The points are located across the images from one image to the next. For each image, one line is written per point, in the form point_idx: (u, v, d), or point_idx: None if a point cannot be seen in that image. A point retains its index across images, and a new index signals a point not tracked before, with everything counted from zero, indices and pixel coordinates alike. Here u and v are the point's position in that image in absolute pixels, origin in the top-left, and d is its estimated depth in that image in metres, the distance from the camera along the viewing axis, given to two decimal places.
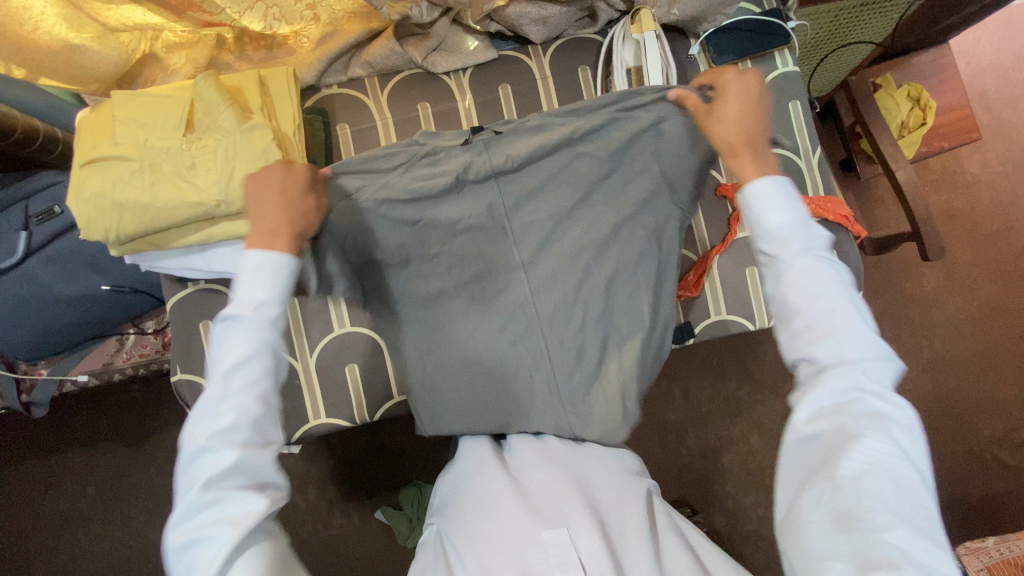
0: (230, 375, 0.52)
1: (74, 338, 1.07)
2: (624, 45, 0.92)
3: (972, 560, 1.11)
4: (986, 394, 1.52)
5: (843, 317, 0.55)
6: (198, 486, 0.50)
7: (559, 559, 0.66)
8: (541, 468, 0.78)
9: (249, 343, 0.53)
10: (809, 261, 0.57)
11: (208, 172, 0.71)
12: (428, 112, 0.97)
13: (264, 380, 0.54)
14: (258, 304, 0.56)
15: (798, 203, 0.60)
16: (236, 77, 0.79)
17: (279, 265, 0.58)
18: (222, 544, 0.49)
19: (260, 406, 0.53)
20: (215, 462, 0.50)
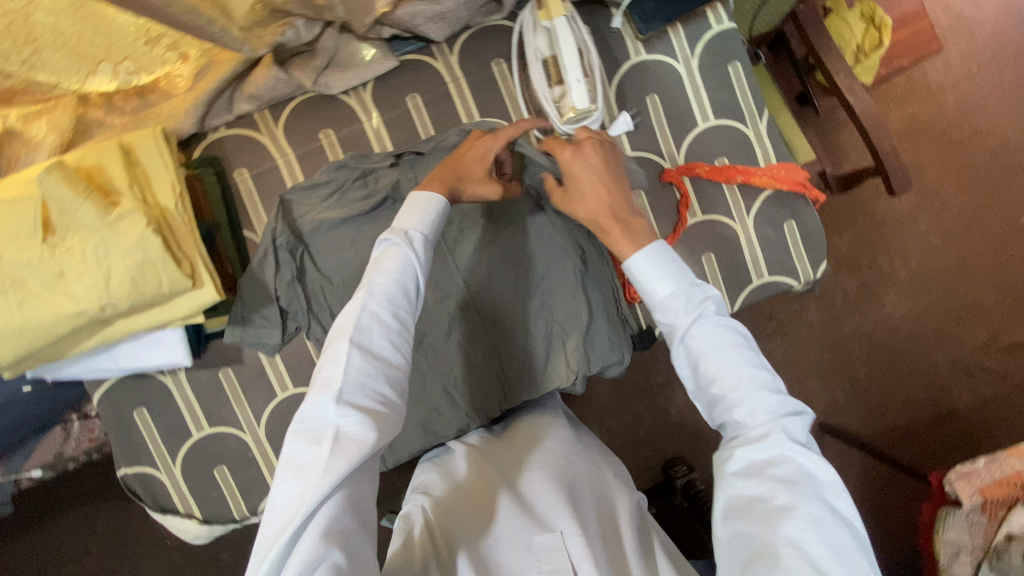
0: (379, 288, 0.55)
1: (17, 437, 0.99)
2: (536, 34, 0.81)
3: (965, 487, 1.05)
4: (965, 305, 1.50)
5: (753, 382, 0.55)
6: (334, 386, 0.49)
7: (550, 568, 0.57)
8: (544, 459, 0.70)
9: (405, 260, 0.58)
10: (706, 328, 0.58)
11: (81, 279, 0.63)
12: (332, 140, 0.87)
13: (411, 300, 0.57)
14: (409, 229, 0.61)
15: (679, 267, 0.62)
16: (94, 153, 0.68)
17: (434, 198, 0.64)
18: (352, 445, 0.47)
19: (402, 324, 0.55)
20: (353, 366, 0.50)
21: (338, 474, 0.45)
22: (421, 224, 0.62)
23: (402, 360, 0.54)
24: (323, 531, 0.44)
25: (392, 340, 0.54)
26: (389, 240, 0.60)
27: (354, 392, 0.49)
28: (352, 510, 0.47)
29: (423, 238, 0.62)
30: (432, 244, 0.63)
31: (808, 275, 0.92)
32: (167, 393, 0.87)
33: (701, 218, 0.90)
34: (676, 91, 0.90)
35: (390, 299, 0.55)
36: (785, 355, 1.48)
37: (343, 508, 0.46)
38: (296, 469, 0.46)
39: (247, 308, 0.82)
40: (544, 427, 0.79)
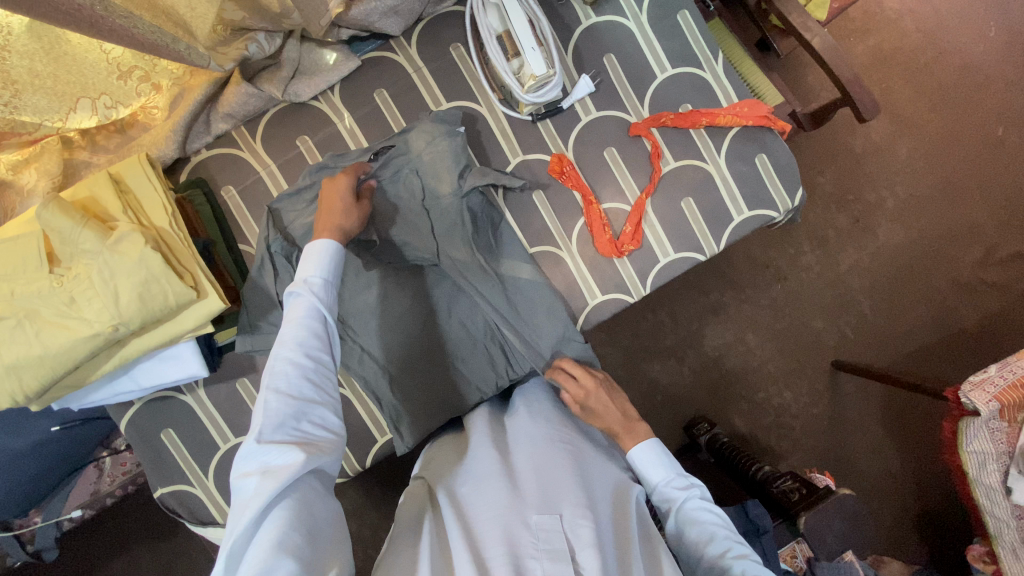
0: (289, 337, 0.62)
1: (51, 478, 1.02)
2: (486, 11, 0.83)
3: (980, 395, 1.09)
4: (956, 222, 1.51)
5: (735, 550, 0.68)
6: (255, 430, 0.55)
7: (549, 547, 0.61)
8: (544, 444, 0.75)
9: (309, 306, 0.65)
10: (694, 507, 0.74)
11: (91, 302, 0.67)
12: (310, 145, 0.90)
13: (321, 338, 0.64)
14: (309, 278, 0.68)
15: (669, 460, 0.80)
16: (86, 186, 0.72)
17: (325, 246, 0.72)
18: (279, 473, 0.53)
19: (310, 359, 0.61)
20: (272, 409, 0.56)
21: (268, 493, 0.51)
22: (319, 271, 0.69)
23: (320, 393, 0.60)
24: (274, 545, 0.49)
25: (309, 379, 0.60)
26: (298, 292, 0.67)
27: (274, 430, 0.55)
28: (297, 524, 0.52)
29: (322, 282, 0.69)
30: (333, 287, 0.70)
31: (787, 204, 0.94)
32: (190, 412, 0.90)
33: (675, 166, 0.93)
34: (631, 48, 0.93)
35: (301, 342, 0.62)
36: (788, 298, 1.50)
37: (290, 524, 0.51)
38: (237, 505, 0.53)
39: (257, 317, 0.86)
40: (530, 413, 0.83)
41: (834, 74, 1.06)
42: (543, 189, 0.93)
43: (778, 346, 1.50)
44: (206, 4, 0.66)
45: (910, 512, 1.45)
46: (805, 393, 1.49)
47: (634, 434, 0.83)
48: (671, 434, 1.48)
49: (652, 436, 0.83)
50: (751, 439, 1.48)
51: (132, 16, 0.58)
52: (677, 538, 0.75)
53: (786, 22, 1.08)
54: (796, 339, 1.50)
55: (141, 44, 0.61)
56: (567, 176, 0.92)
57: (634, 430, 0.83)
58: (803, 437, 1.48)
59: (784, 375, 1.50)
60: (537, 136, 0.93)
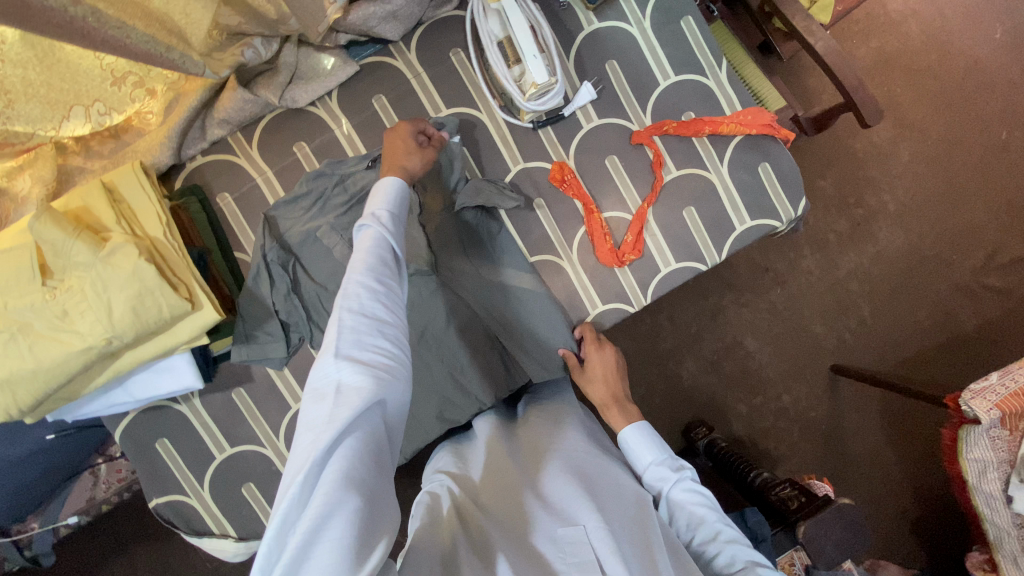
0: (360, 263, 0.60)
1: (47, 485, 1.01)
2: (487, 17, 0.81)
3: (981, 403, 1.08)
4: (957, 228, 1.51)
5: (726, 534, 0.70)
6: (329, 348, 0.53)
7: (576, 559, 0.59)
8: (557, 456, 0.75)
9: (378, 236, 0.63)
10: (684, 488, 0.76)
11: (84, 315, 0.65)
12: (307, 151, 0.89)
13: (392, 268, 0.62)
14: (375, 212, 0.66)
15: (657, 441, 0.81)
16: (78, 195, 0.70)
17: (391, 184, 0.70)
18: (353, 393, 0.50)
19: (383, 285, 0.59)
20: (346, 328, 0.54)
21: (343, 412, 0.49)
22: (385, 206, 0.67)
23: (393, 319, 0.58)
24: (343, 471, 0.47)
25: (382, 303, 0.58)
26: (366, 224, 0.65)
27: (348, 350, 0.53)
28: (368, 450, 0.50)
29: (388, 215, 0.67)
30: (398, 224, 0.68)
31: (789, 214, 0.93)
32: (186, 421, 0.89)
33: (677, 174, 0.92)
34: (634, 54, 0.91)
35: (373, 268, 0.60)
36: (789, 301, 1.50)
37: (361, 449, 0.49)
38: (310, 422, 0.50)
39: (253, 327, 0.85)
40: (547, 425, 0.83)
41: (839, 79, 1.05)
42: (543, 197, 0.92)
43: (779, 349, 1.50)
44: (201, 9, 0.65)
45: (908, 518, 1.45)
46: (804, 397, 1.49)
47: (626, 412, 0.86)
48: (670, 438, 1.47)
49: (639, 418, 0.84)
50: (750, 443, 1.48)
51: (125, 26, 0.56)
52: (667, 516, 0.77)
53: (789, 25, 1.06)
54: (796, 343, 1.50)
55: (133, 54, 0.59)
56: (568, 184, 0.91)
57: (625, 408, 0.85)
58: (802, 442, 1.48)
59: (784, 379, 1.49)
60: (537, 143, 0.91)
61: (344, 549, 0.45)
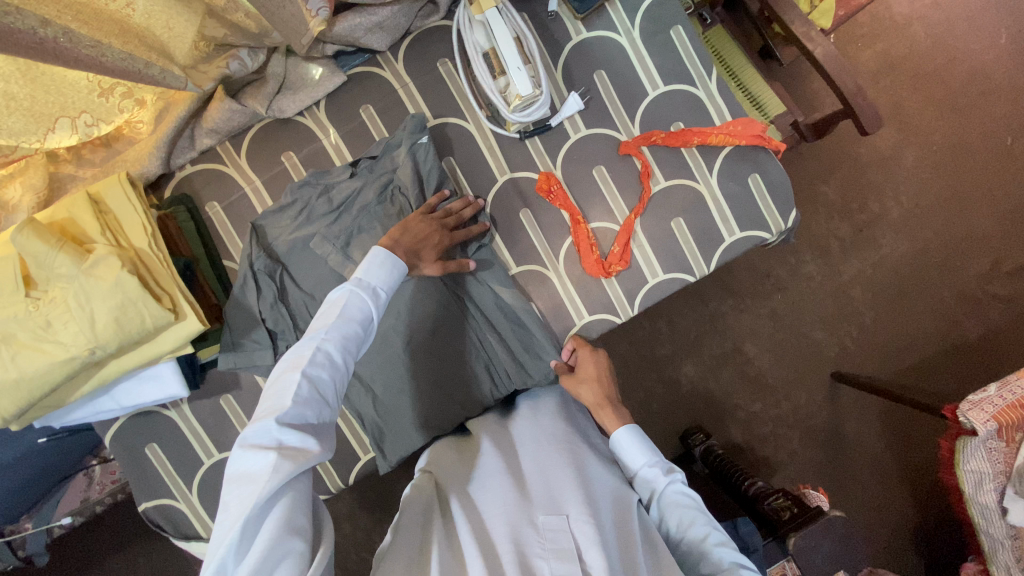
0: (333, 332, 0.61)
1: (41, 488, 1.03)
2: (472, 29, 0.82)
3: (978, 415, 1.05)
4: (961, 235, 1.48)
5: (715, 537, 0.68)
6: (280, 408, 0.53)
7: (555, 546, 0.60)
8: (544, 447, 0.76)
9: (359, 312, 0.64)
10: (675, 491, 0.75)
11: (67, 326, 0.66)
12: (295, 161, 0.90)
13: (358, 344, 0.63)
14: (364, 282, 0.68)
15: (648, 444, 0.80)
16: (64, 206, 0.71)
17: (391, 261, 0.71)
18: (293, 459, 0.51)
19: (346, 361, 0.61)
20: (302, 394, 0.55)
21: (284, 475, 0.49)
22: (377, 281, 0.69)
23: (340, 396, 0.60)
24: (279, 525, 0.48)
25: (338, 378, 0.59)
26: (347, 289, 0.66)
27: (298, 415, 0.54)
28: (304, 506, 0.51)
29: (376, 291, 0.69)
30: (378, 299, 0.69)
31: (780, 226, 0.92)
32: (174, 426, 0.90)
33: (666, 185, 0.91)
34: (623, 63, 0.91)
35: (343, 343, 0.61)
36: (788, 309, 1.48)
37: (298, 507, 0.50)
38: (246, 479, 0.49)
39: (240, 335, 0.86)
40: (535, 416, 0.84)
41: (837, 86, 1.03)
42: (531, 206, 0.92)
43: (777, 357, 1.48)
44: (184, 23, 0.68)
45: (907, 528, 1.43)
46: (801, 405, 1.47)
47: (619, 413, 0.84)
48: (666, 444, 1.46)
49: (628, 421, 0.82)
50: (746, 451, 1.46)
51: (99, 45, 0.58)
52: (658, 521, 0.75)
53: (788, 31, 1.05)
54: (793, 352, 1.48)
55: (109, 71, 0.61)
56: (555, 195, 0.90)
57: (620, 409, 0.84)
58: (799, 450, 1.47)
59: (782, 387, 1.48)
60: (525, 153, 0.91)
61: None
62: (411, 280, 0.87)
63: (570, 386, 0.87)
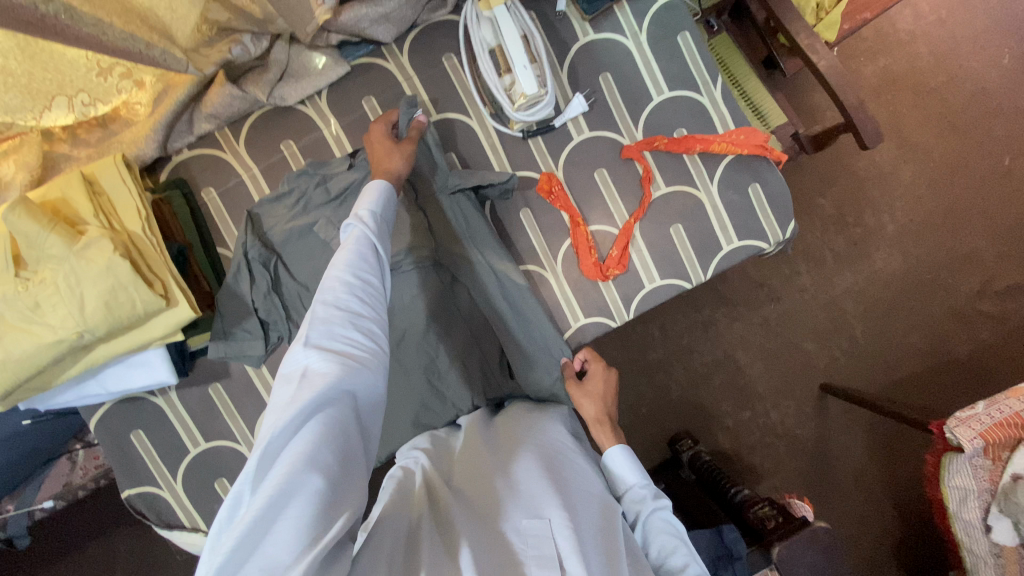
0: (340, 260, 0.61)
1: (24, 470, 1.01)
2: (480, 24, 0.81)
3: (965, 432, 1.07)
4: (954, 252, 1.49)
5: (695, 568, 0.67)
6: (301, 337, 0.54)
7: (537, 553, 0.58)
8: (532, 447, 0.75)
9: (361, 234, 0.64)
10: (660, 516, 0.74)
11: (56, 307, 0.65)
12: (294, 150, 0.89)
13: (371, 264, 0.62)
14: (360, 212, 0.68)
15: (640, 468, 0.81)
16: (58, 186, 0.70)
17: (377, 189, 0.72)
18: (316, 378, 0.50)
19: (361, 280, 0.60)
20: (319, 316, 0.55)
21: (306, 397, 0.49)
22: (371, 208, 0.69)
23: (370, 312, 0.58)
24: (304, 454, 0.46)
25: (357, 296, 0.58)
26: (349, 224, 0.66)
27: (319, 337, 0.54)
28: (331, 441, 0.48)
29: (372, 216, 0.68)
30: (383, 229, 0.68)
31: (778, 236, 0.92)
32: (161, 413, 0.89)
33: (668, 190, 0.91)
34: (629, 66, 0.90)
35: (354, 265, 0.61)
36: (779, 319, 1.49)
37: (325, 437, 0.48)
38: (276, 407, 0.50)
39: (232, 325, 0.85)
40: (526, 420, 0.83)
41: (838, 100, 1.03)
42: (532, 205, 0.91)
43: (766, 367, 1.49)
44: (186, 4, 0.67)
45: (889, 540, 1.45)
46: (788, 416, 1.48)
47: (606, 433, 0.84)
48: (654, 449, 1.47)
49: (620, 441, 0.83)
50: (732, 459, 1.47)
51: (100, 23, 0.57)
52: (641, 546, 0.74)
53: (794, 41, 1.05)
54: (783, 361, 1.49)
55: (110, 51, 0.60)
56: (556, 196, 0.90)
57: (607, 429, 0.84)
58: (784, 459, 1.47)
59: (770, 397, 1.48)
60: (528, 152, 0.91)
61: (295, 536, 0.44)
62: (412, 272, 0.87)
63: (574, 396, 0.87)
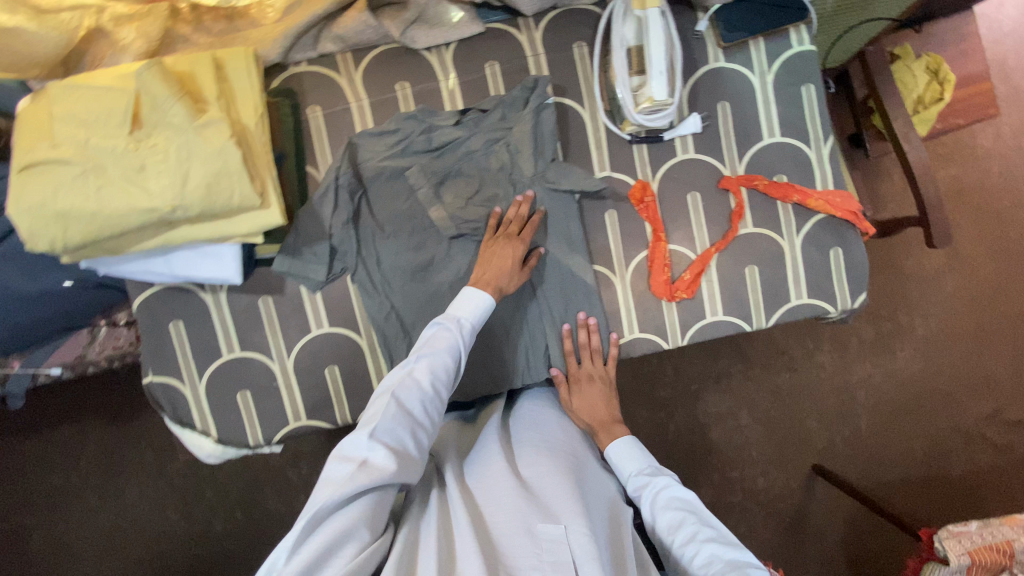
0: (425, 361, 0.69)
1: (45, 331, 0.99)
2: (625, 21, 0.82)
3: (953, 546, 1.05)
4: (975, 373, 1.50)
5: (704, 537, 0.68)
6: (371, 424, 0.62)
7: (552, 559, 0.60)
8: (547, 450, 0.76)
9: (449, 343, 0.72)
10: (666, 492, 0.75)
11: (159, 175, 0.64)
12: (407, 93, 0.89)
13: (446, 375, 0.70)
14: (458, 319, 0.75)
15: (642, 452, 0.82)
16: (188, 60, 0.70)
17: (482, 299, 0.78)
18: (370, 470, 0.58)
19: (431, 387, 0.68)
20: (390, 411, 0.63)
21: (359, 483, 0.57)
22: (468, 317, 0.76)
23: (427, 420, 0.66)
24: (344, 526, 0.55)
25: (424, 403, 0.67)
26: (441, 323, 0.75)
27: (385, 430, 0.62)
28: (367, 521, 0.57)
29: (466, 327, 0.75)
30: (467, 337, 0.75)
31: (845, 303, 0.93)
32: (205, 311, 0.88)
33: (752, 231, 0.91)
34: (747, 102, 0.91)
35: (433, 370, 0.69)
36: (792, 391, 1.49)
37: (363, 517, 0.57)
38: (332, 478, 0.59)
39: (302, 244, 0.84)
40: (534, 424, 0.84)
41: (919, 193, 1.04)
42: (618, 209, 0.91)
43: (767, 435, 1.48)
44: None
45: None
46: (776, 486, 1.47)
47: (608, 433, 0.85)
48: None
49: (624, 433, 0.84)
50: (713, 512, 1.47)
51: None
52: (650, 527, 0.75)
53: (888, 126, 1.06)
54: (787, 432, 1.48)
55: None
56: (645, 206, 0.90)
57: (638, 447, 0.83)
58: (761, 527, 1.47)
59: (764, 464, 1.48)
60: (629, 157, 0.91)
61: None
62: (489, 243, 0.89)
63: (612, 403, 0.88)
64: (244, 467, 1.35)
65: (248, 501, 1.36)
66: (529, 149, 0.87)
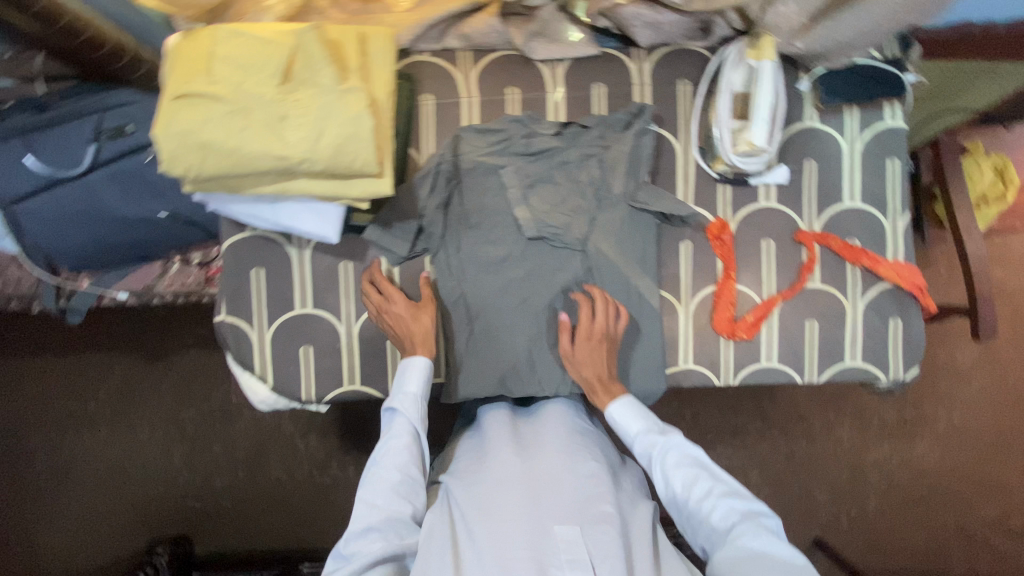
0: (383, 454, 0.79)
1: (125, 255, 1.03)
2: (736, 68, 0.87)
3: None
4: (987, 479, 1.48)
5: (719, 491, 0.75)
6: (348, 531, 0.73)
7: (570, 557, 0.68)
8: (549, 453, 0.79)
9: (400, 426, 0.81)
10: (676, 450, 0.81)
11: (298, 128, 0.69)
12: (516, 97, 0.94)
13: (407, 452, 0.79)
14: (403, 395, 0.84)
15: (645, 411, 0.86)
16: (339, 31, 0.76)
17: (420, 363, 0.86)
18: (357, 561, 0.70)
19: (393, 470, 0.77)
20: (361, 514, 0.74)
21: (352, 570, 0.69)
22: (413, 389, 0.84)
23: (403, 499, 0.76)
24: None
25: (394, 488, 0.76)
26: (390, 407, 0.83)
27: (361, 528, 0.72)
28: None
29: (411, 399, 0.84)
30: (420, 407, 0.84)
31: (897, 373, 0.95)
32: (287, 264, 0.92)
33: (817, 286, 0.94)
34: (833, 164, 0.95)
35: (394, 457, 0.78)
36: (806, 459, 1.47)
37: None
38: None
39: (395, 218, 0.89)
40: (537, 424, 0.86)
41: (972, 282, 1.06)
42: (693, 242, 0.94)
43: (775, 496, 1.47)
44: None
45: None
46: None
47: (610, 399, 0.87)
48: None
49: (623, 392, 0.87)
50: None
51: None
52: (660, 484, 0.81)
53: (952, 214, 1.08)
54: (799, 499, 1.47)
55: None
56: (721, 243, 0.93)
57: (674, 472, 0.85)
58: None
59: None
60: (713, 195, 0.95)
61: None
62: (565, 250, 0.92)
63: None
64: (258, 427, 1.37)
65: (253, 461, 1.38)
66: (622, 170, 0.91)
